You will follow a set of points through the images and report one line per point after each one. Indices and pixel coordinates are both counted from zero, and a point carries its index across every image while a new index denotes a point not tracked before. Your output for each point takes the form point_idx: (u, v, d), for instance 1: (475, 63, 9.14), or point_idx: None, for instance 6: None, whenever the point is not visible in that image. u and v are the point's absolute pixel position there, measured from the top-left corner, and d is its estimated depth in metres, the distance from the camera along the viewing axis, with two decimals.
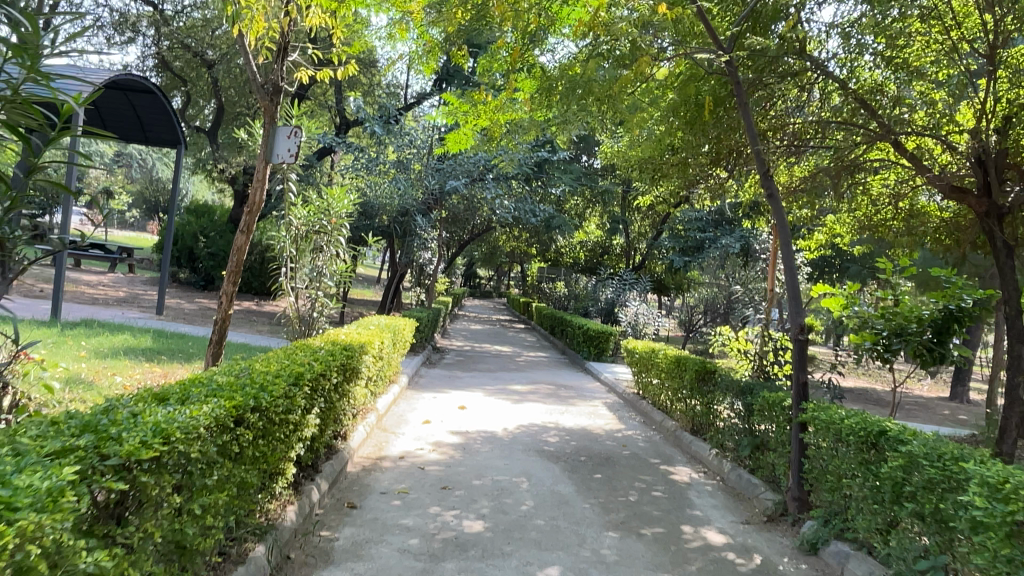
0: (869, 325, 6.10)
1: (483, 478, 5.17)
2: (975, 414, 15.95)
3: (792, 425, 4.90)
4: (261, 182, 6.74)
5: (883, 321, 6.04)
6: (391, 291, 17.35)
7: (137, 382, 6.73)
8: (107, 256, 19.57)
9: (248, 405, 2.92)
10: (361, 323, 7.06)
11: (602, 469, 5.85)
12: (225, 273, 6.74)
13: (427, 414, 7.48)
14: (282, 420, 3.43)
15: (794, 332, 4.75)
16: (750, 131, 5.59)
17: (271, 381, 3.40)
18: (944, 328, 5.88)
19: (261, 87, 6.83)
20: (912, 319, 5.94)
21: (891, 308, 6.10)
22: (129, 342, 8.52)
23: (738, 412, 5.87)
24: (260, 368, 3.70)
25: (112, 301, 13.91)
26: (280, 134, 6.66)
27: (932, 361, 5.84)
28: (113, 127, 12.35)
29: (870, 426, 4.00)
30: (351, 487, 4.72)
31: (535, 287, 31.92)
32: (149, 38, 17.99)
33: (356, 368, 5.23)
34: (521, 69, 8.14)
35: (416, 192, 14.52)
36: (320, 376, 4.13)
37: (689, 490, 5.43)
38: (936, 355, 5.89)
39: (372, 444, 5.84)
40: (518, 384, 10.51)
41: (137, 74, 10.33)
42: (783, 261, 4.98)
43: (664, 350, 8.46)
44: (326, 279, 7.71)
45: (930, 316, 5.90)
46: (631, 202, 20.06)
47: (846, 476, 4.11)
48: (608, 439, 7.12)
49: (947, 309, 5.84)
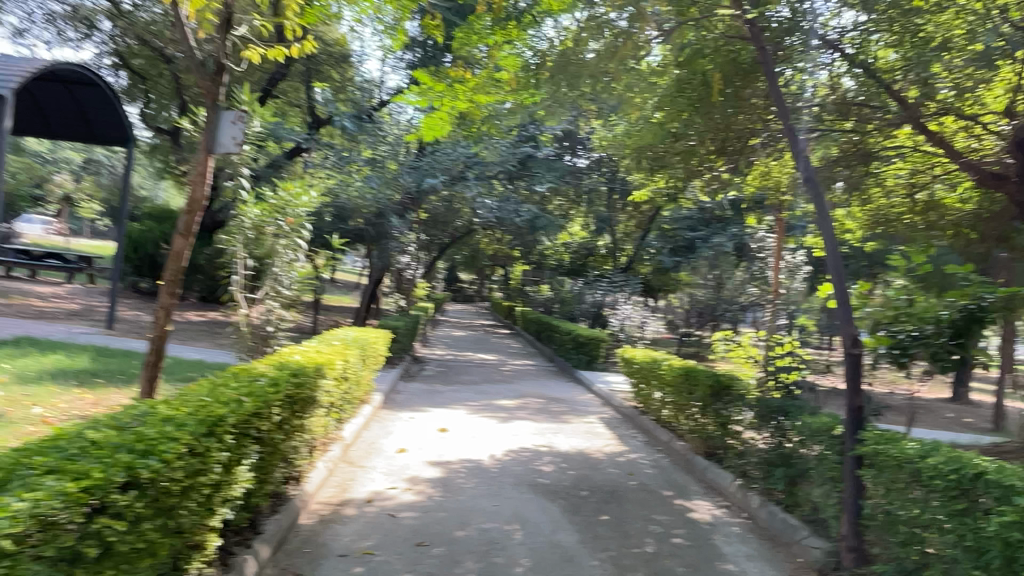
0: (883, 327, 4.91)
1: (467, 529, 4.26)
2: (981, 417, 15.23)
3: (842, 458, 4.03)
4: (203, 175, 5.77)
5: (898, 322, 4.82)
6: (368, 298, 16.35)
7: (59, 412, 5.72)
8: (63, 266, 18.40)
9: (113, 483, 2.01)
10: (324, 337, 6.12)
11: (608, 507, 4.96)
12: (162, 282, 5.75)
13: (403, 440, 6.55)
14: (188, 487, 2.49)
15: (847, 345, 3.91)
16: (780, 101, 4.79)
17: (169, 434, 2.46)
18: (966, 329, 4.54)
19: (203, 67, 5.89)
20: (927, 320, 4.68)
21: (904, 307, 4.88)
22: (62, 363, 7.48)
23: (768, 438, 5.01)
24: (160, 414, 2.76)
25: (62, 314, 12.80)
26: (224, 119, 5.67)
27: (952, 368, 4.52)
28: (55, 122, 11.26)
29: (959, 466, 3.13)
30: (302, 549, 3.77)
31: (519, 291, 31.06)
32: (106, 34, 16.94)
33: (309, 398, 4.26)
34: (504, 47, 7.26)
35: (391, 191, 13.57)
36: (252, 414, 3.19)
37: (713, 533, 4.56)
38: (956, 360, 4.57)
39: (334, 485, 4.90)
40: (505, 398, 9.57)
41: (78, 65, 9.23)
42: (827, 259, 4.14)
43: (668, 361, 7.54)
44: (284, 287, 6.72)
45: (947, 315, 4.56)
46: (618, 200, 19.25)
47: (925, 528, 3.26)
48: (610, 466, 6.21)
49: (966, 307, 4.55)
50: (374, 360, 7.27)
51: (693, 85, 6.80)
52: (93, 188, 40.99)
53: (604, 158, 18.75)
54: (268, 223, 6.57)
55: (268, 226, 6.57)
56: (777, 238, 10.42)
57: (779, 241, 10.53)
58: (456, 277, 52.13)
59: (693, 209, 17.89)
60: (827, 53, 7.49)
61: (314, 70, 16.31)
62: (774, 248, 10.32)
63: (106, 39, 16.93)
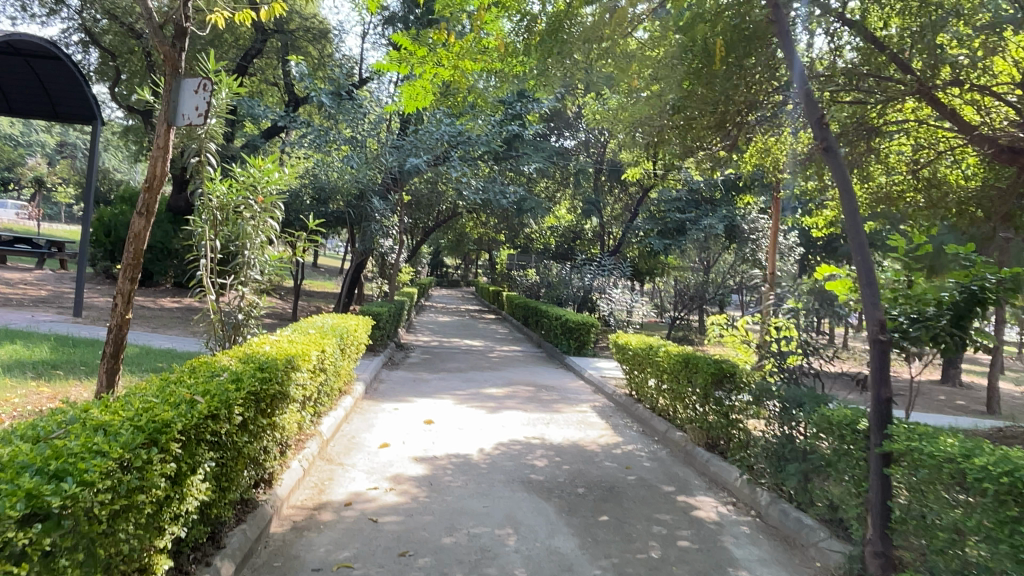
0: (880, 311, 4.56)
1: (455, 535, 3.87)
2: (973, 400, 15.04)
3: (866, 455, 3.68)
4: (163, 148, 5.30)
5: (896, 305, 4.47)
6: (350, 283, 15.87)
7: (10, 407, 5.26)
8: (33, 251, 17.74)
9: (7, 519, 1.60)
10: (300, 325, 5.70)
11: (608, 505, 4.61)
12: (121, 266, 5.28)
13: (386, 434, 6.15)
14: (122, 510, 2.08)
15: (872, 331, 3.56)
16: (793, 65, 4.41)
17: (95, 449, 2.04)
18: (966, 312, 4.16)
19: (162, 30, 5.40)
20: (928, 302, 4.32)
21: (904, 289, 4.54)
22: (19, 354, 6.97)
23: (778, 431, 4.67)
24: (91, 421, 2.32)
25: (28, 301, 12.21)
26: (185, 87, 5.25)
27: (951, 352, 4.14)
28: (15, 100, 10.67)
29: (1011, 467, 2.77)
30: (270, 562, 3.37)
31: (505, 276, 30.64)
32: (73, 9, 16.22)
33: (278, 393, 3.83)
34: (492, 11, 6.81)
35: (373, 172, 13.08)
36: (207, 416, 2.77)
37: (722, 534, 4.21)
38: (957, 343, 4.19)
39: (309, 486, 4.50)
40: (493, 387, 9.18)
41: (37, 37, 8.58)
42: (848, 235, 3.80)
43: (665, 348, 7.20)
44: (255, 272, 6.27)
45: (948, 296, 4.21)
46: (606, 182, 18.84)
47: (970, 536, 2.90)
48: (606, 459, 5.85)
49: (968, 288, 4.19)
50: (354, 349, 6.86)
51: (694, 52, 6.39)
52: (67, 171, 39.91)
53: (592, 138, 18.34)
54: (237, 202, 6.11)
55: (237, 205, 6.12)
56: (774, 219, 10.08)
57: (776, 222, 10.18)
58: (441, 261, 51.57)
59: (682, 191, 17.53)
60: (832, 20, 7.12)
61: (292, 47, 15.67)
62: (770, 229, 9.97)
63: (74, 14, 16.20)
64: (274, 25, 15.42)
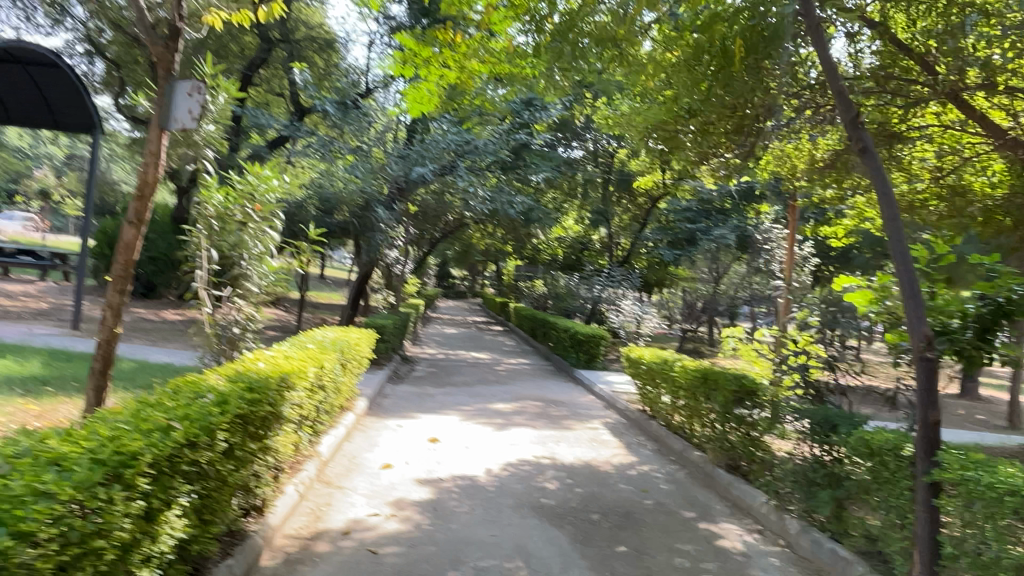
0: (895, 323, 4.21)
1: (460, 569, 3.56)
2: (995, 414, 14.59)
3: (913, 483, 3.35)
4: (155, 154, 5.05)
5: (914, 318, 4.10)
6: (355, 295, 15.60)
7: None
8: (35, 262, 17.56)
9: None
10: (298, 339, 5.43)
11: (625, 534, 4.28)
12: (111, 278, 5.01)
13: (389, 453, 5.85)
14: (71, 563, 1.79)
15: (917, 348, 3.25)
16: (826, 62, 4.12)
17: (38, 492, 1.76)
18: (992, 324, 3.79)
19: (156, 31, 5.16)
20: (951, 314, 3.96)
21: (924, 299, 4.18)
22: (9, 369, 6.71)
23: (809, 454, 4.34)
24: (44, 455, 2.04)
25: (27, 314, 11.97)
26: (178, 90, 5.00)
27: (973, 368, 3.77)
28: (14, 109, 10.50)
29: None
30: None
31: (512, 287, 30.35)
32: (78, 20, 16.12)
33: (270, 415, 3.53)
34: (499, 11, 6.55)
35: (378, 182, 12.84)
36: (183, 446, 2.48)
37: (751, 567, 3.88)
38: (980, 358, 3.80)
39: (305, 513, 4.20)
40: (500, 402, 8.87)
41: (35, 44, 8.37)
42: (888, 243, 3.51)
43: (681, 363, 6.88)
44: (253, 284, 5.99)
45: (972, 308, 3.81)
46: (614, 192, 18.57)
47: None
48: (621, 481, 5.53)
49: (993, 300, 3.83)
50: (356, 364, 6.58)
51: (711, 53, 6.14)
52: (75, 183, 39.95)
53: (600, 148, 18.09)
54: (234, 210, 5.82)
55: (237, 214, 5.84)
56: (790, 228, 9.74)
57: (792, 232, 9.85)
58: (447, 272, 51.37)
59: (692, 200, 17.24)
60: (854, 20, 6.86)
61: (298, 56, 15.50)
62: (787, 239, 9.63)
63: (78, 24, 16.10)
64: (280, 34, 15.27)
